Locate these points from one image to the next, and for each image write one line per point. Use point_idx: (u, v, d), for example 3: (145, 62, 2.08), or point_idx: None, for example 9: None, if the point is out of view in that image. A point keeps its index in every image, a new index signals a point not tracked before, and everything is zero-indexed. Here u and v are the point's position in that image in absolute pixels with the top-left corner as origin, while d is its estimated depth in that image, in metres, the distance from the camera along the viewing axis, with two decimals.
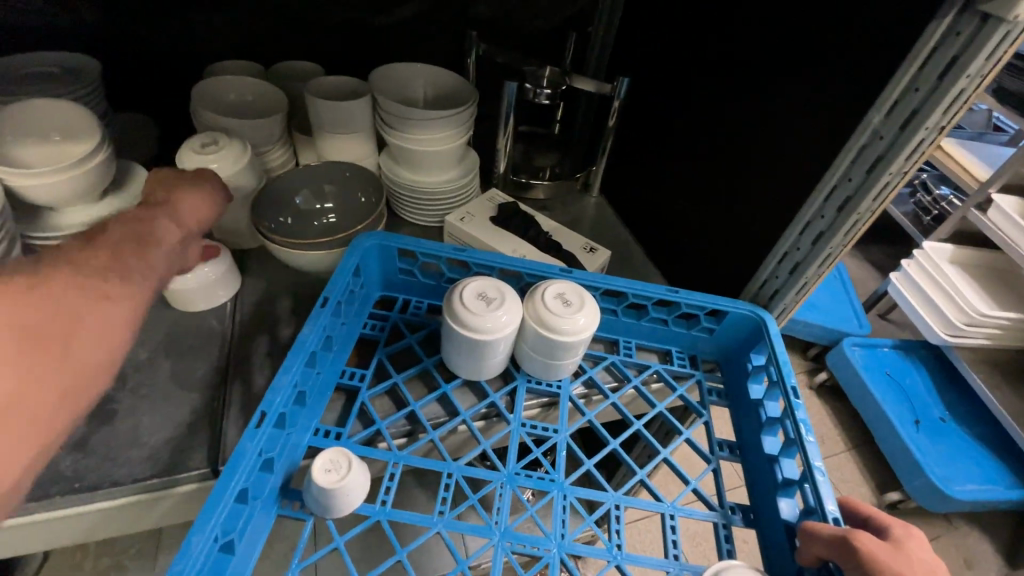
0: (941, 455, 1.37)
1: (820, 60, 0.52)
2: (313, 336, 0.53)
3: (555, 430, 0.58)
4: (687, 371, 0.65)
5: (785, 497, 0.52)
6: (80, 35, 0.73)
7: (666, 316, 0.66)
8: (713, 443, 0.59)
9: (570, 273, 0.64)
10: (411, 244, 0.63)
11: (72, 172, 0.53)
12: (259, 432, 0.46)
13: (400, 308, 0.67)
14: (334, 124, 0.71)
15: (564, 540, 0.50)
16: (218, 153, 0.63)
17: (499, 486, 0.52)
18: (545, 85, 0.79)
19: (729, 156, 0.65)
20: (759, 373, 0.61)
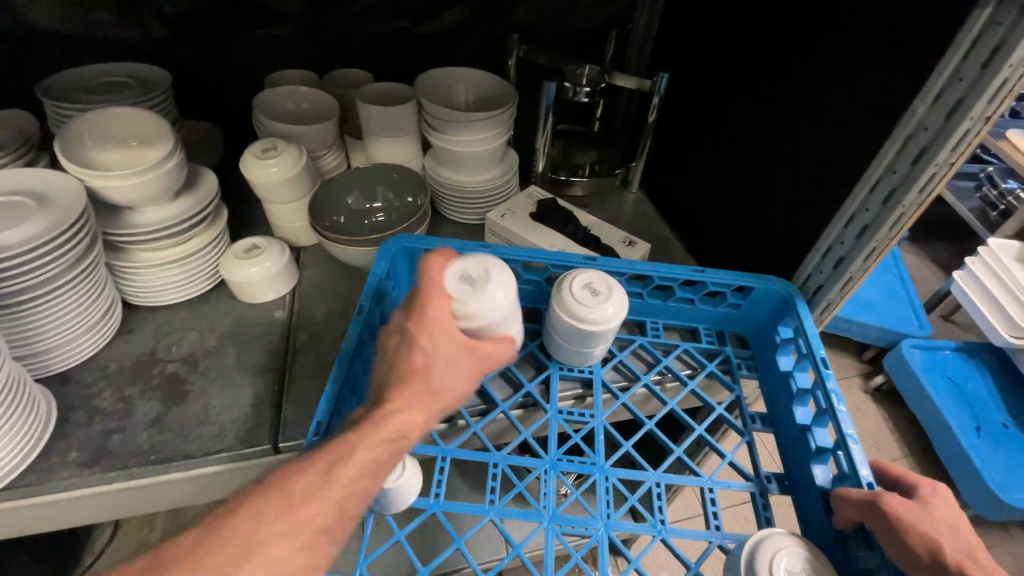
0: (1004, 462, 1.28)
1: (863, 51, 0.51)
2: (353, 342, 0.55)
3: (591, 416, 0.59)
4: (716, 346, 0.65)
5: (819, 463, 0.51)
6: (160, 53, 0.81)
7: (694, 296, 0.66)
8: (746, 417, 0.58)
9: (594, 260, 0.65)
10: (436, 245, 0.65)
11: (145, 175, 0.59)
12: (317, 438, 0.48)
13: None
14: (382, 127, 0.75)
15: (611, 520, 0.51)
16: (278, 157, 0.68)
17: (543, 472, 0.54)
18: (585, 83, 0.80)
19: (771, 151, 0.65)
20: (788, 346, 0.60)
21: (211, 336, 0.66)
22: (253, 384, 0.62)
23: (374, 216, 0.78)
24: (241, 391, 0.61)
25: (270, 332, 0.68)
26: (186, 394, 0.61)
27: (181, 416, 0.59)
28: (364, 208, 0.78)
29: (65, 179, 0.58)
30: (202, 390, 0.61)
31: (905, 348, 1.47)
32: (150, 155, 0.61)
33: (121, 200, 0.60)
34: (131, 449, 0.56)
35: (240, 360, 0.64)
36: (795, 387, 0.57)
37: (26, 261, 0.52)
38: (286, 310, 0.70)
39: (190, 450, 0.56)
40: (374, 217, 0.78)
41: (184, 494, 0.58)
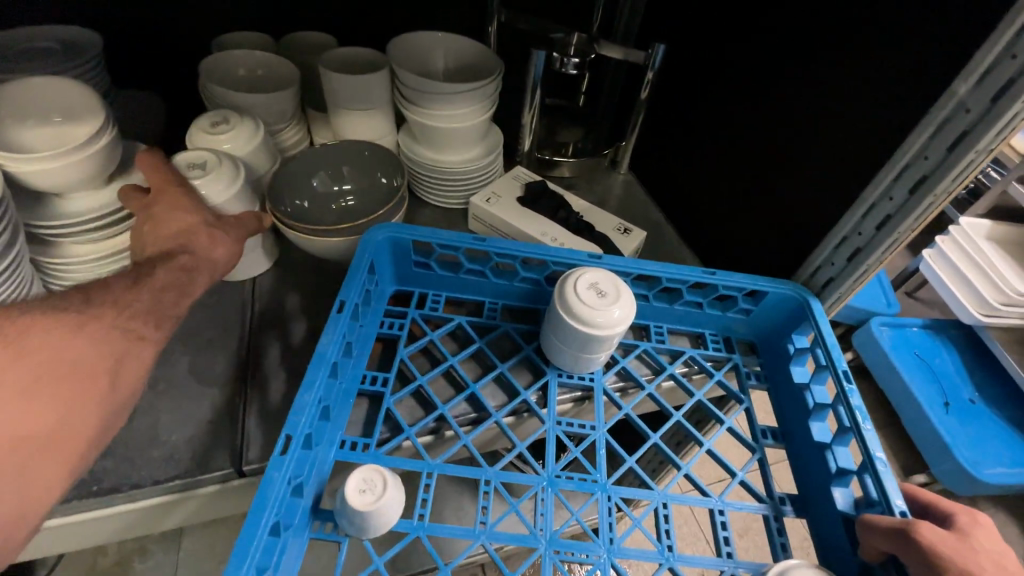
0: (970, 437, 1.33)
1: (894, 23, 0.46)
2: (334, 346, 0.50)
3: (592, 427, 0.54)
4: (723, 354, 0.62)
5: (840, 487, 0.49)
6: (80, 8, 0.69)
7: (703, 300, 0.62)
8: (756, 430, 0.55)
9: (599, 259, 0.60)
10: (426, 234, 0.59)
11: (73, 157, 0.49)
12: (287, 459, 0.43)
13: (417, 304, 0.63)
14: (350, 99, 0.67)
15: (614, 545, 0.47)
16: (230, 133, 0.59)
17: (540, 490, 0.50)
18: (573, 54, 0.73)
19: (779, 132, 0.60)
20: (803, 355, 0.58)
21: None
22: (210, 397, 0.55)
23: (344, 199, 0.70)
24: (196, 405, 0.54)
25: (228, 335, 0.60)
26: (131, 412, 0.53)
27: (125, 438, 0.51)
28: (331, 190, 0.70)
29: None
30: (150, 406, 0.53)
31: (877, 326, 1.50)
32: (75, 132, 0.52)
33: (43, 187, 0.51)
34: None
35: (194, 368, 0.57)
36: (813, 401, 0.54)
37: None
38: (245, 311, 0.62)
39: (137, 478, 0.49)
40: (344, 201, 0.69)
41: (130, 525, 0.51)
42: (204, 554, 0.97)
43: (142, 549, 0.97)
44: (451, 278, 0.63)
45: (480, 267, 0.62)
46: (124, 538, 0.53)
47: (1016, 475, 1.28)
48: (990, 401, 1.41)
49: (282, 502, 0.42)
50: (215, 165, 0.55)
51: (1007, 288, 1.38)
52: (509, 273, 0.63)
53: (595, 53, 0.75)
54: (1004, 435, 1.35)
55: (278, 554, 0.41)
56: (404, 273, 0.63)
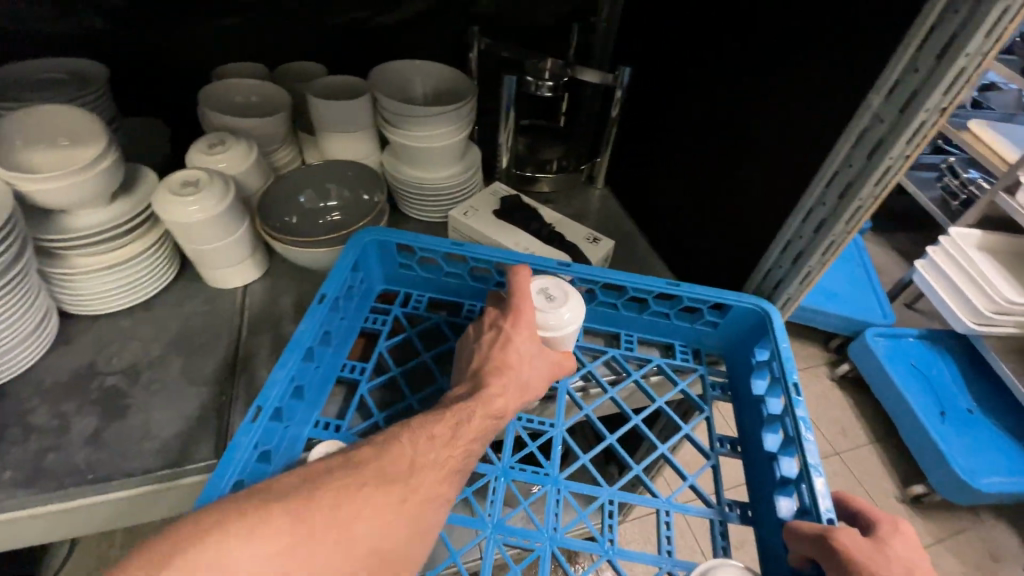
0: (966, 447, 1.33)
1: (819, 42, 0.50)
2: (308, 334, 0.55)
3: (551, 425, 0.59)
4: (689, 364, 0.65)
5: (783, 496, 0.52)
6: (94, 44, 0.76)
7: (670, 311, 0.66)
8: (713, 439, 0.59)
9: (568, 266, 0.65)
10: (410, 238, 0.64)
11: (74, 178, 0.55)
12: (255, 426, 0.48)
13: (401, 303, 0.68)
14: (336, 123, 0.72)
15: (556, 534, 0.50)
16: (226, 153, 0.65)
17: (494, 479, 0.54)
18: (547, 77, 0.79)
19: (732, 144, 0.64)
20: (762, 368, 0.61)
21: (156, 345, 0.63)
22: (199, 395, 0.59)
23: (330, 214, 0.75)
24: (186, 403, 0.58)
25: (220, 339, 0.65)
26: (127, 408, 0.57)
27: (120, 431, 0.55)
28: (318, 206, 0.75)
29: None
30: (144, 403, 0.58)
31: (870, 337, 1.50)
32: (83, 154, 0.58)
33: (52, 203, 0.57)
34: (64, 469, 0.52)
35: (185, 369, 0.61)
36: (767, 412, 0.57)
37: None
38: (237, 316, 0.67)
39: (129, 468, 0.53)
40: (330, 216, 0.75)
41: (116, 515, 0.54)
42: None
43: None
44: (432, 287, 0.69)
45: (458, 271, 0.67)
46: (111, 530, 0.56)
47: (1014, 484, 1.26)
48: (987, 411, 1.40)
49: (248, 463, 0.47)
50: (207, 182, 0.60)
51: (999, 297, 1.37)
52: (486, 277, 0.68)
53: (569, 76, 0.80)
54: (1002, 444, 1.34)
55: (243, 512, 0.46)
56: (385, 272, 0.68)
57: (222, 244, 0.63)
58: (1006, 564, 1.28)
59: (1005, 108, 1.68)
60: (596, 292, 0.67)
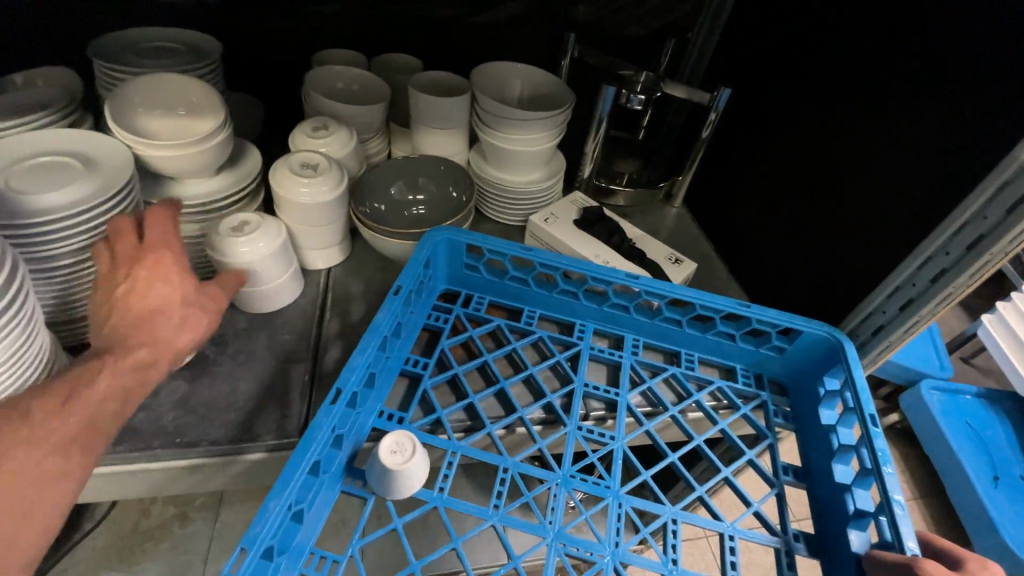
0: (1020, 516, 1.25)
1: (965, 85, 0.48)
2: (386, 322, 0.55)
3: (611, 438, 0.57)
4: (752, 391, 0.63)
5: (856, 529, 0.49)
6: (207, 19, 0.79)
7: (734, 331, 0.65)
8: (778, 467, 0.56)
9: (637, 279, 0.63)
10: (479, 239, 0.64)
11: (192, 149, 0.57)
12: (334, 408, 0.48)
13: (463, 303, 0.68)
14: (431, 118, 0.73)
15: (618, 549, 0.50)
16: (328, 138, 0.66)
17: (554, 486, 0.53)
18: (639, 90, 0.76)
19: (839, 180, 0.62)
20: (833, 399, 0.58)
21: (242, 317, 0.64)
22: (281, 371, 0.60)
23: (415, 207, 0.75)
24: (267, 377, 0.60)
25: (301, 318, 0.66)
26: (213, 375, 0.59)
27: (208, 399, 0.57)
28: (406, 198, 0.75)
29: (110, 145, 0.56)
30: (230, 373, 0.59)
31: (926, 389, 1.44)
32: (198, 127, 0.59)
33: (166, 171, 0.59)
34: (151, 429, 0.54)
35: (270, 344, 0.62)
36: (838, 443, 0.55)
37: (70, 224, 0.51)
38: (319, 296, 0.68)
39: (213, 436, 0.54)
40: (415, 209, 0.75)
41: (189, 479, 0.55)
42: (241, 527, 1.03)
43: (183, 515, 1.03)
44: (499, 293, 0.68)
45: (523, 275, 0.67)
46: (176, 492, 0.57)
47: None
48: None
49: (324, 446, 0.47)
50: (325, 168, 0.62)
51: None
52: (550, 283, 0.67)
53: (660, 91, 0.79)
54: None
55: (313, 492, 0.46)
56: (448, 268, 0.67)
57: (326, 227, 0.65)
58: None
59: None
60: (662, 307, 0.65)
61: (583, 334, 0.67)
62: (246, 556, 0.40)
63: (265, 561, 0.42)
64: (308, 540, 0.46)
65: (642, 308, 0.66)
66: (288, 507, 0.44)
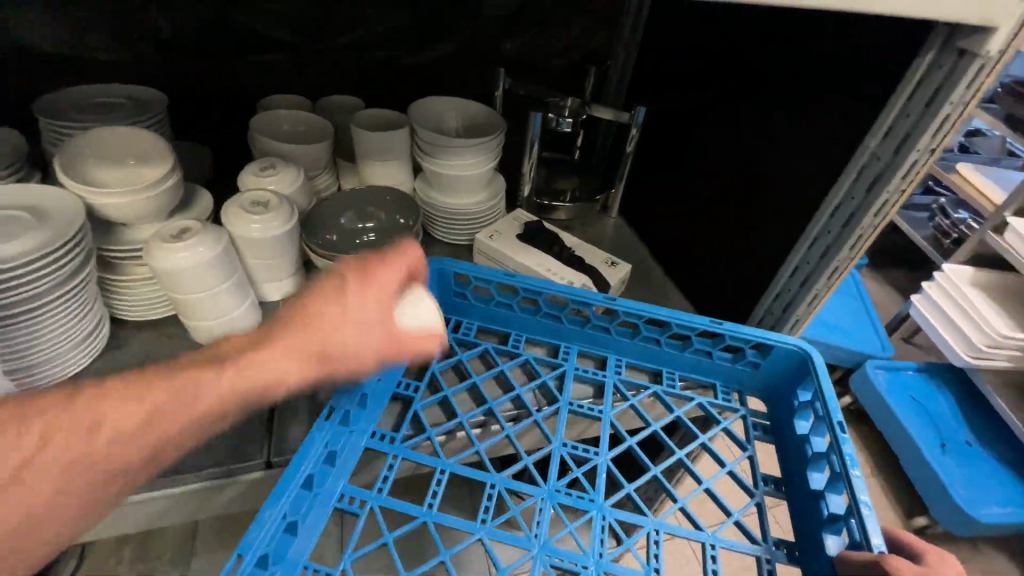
0: (966, 478, 1.34)
1: (839, 85, 0.55)
2: None
3: (595, 453, 0.59)
4: (731, 406, 0.66)
5: (832, 535, 0.52)
6: (153, 76, 0.83)
7: (711, 347, 0.68)
8: (757, 476, 0.59)
9: (613, 300, 0.67)
10: (467, 268, 0.69)
11: (141, 195, 0.60)
12: (325, 425, 0.55)
13: (455, 328, 0.73)
14: (376, 152, 0.78)
15: (602, 559, 0.52)
16: (275, 176, 0.70)
17: (540, 501, 0.56)
18: (567, 114, 0.85)
19: (742, 177, 0.70)
20: (805, 410, 0.61)
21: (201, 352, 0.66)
22: None
23: (365, 235, 0.78)
24: None
25: None
26: None
27: None
28: (355, 227, 0.78)
29: (60, 196, 0.59)
30: None
31: (869, 369, 1.54)
32: (146, 174, 0.63)
33: (117, 217, 0.61)
34: None
35: None
36: (811, 451, 0.58)
37: (24, 274, 0.53)
38: None
39: (178, 466, 0.56)
40: (365, 237, 0.77)
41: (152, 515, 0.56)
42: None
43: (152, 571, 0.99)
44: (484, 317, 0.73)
45: (508, 300, 0.71)
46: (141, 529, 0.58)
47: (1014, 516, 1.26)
48: (985, 443, 1.42)
49: (317, 462, 0.52)
50: (275, 205, 0.66)
51: (992, 330, 1.41)
52: (534, 307, 0.71)
53: (586, 114, 0.87)
54: (998, 475, 1.35)
55: (306, 506, 0.50)
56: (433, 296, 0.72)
57: (278, 260, 0.69)
58: None
59: (988, 153, 1.76)
60: (640, 327, 0.69)
61: (568, 355, 0.70)
62: (240, 562, 0.45)
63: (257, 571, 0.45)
64: (300, 558, 0.48)
65: (621, 329, 0.70)
66: (283, 517, 0.48)
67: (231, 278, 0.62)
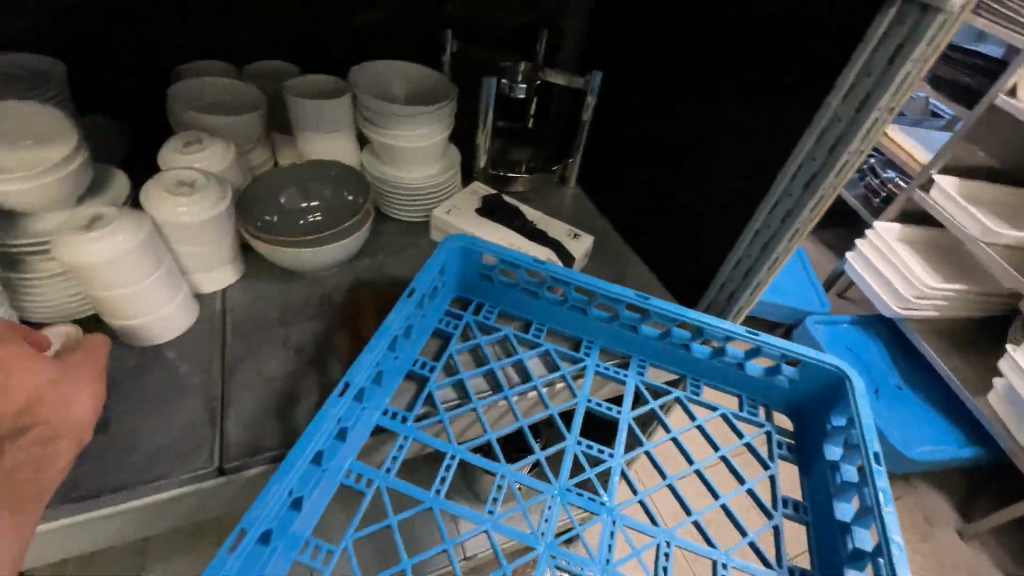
0: (899, 421, 1.45)
1: (800, 44, 0.54)
2: (397, 323, 0.55)
3: (611, 455, 0.55)
4: (756, 420, 0.59)
5: (853, 570, 0.48)
6: (40, 39, 0.72)
7: (744, 357, 0.61)
8: (777, 498, 0.52)
9: (647, 300, 0.60)
10: (492, 248, 0.63)
11: (43, 179, 0.51)
12: (341, 401, 0.49)
13: (474, 311, 0.66)
14: (317, 124, 0.72)
15: (608, 565, 0.48)
16: (202, 152, 0.63)
17: (550, 498, 0.51)
18: (521, 79, 0.80)
19: (702, 141, 0.69)
20: (838, 436, 0.55)
21: (132, 354, 0.59)
22: (190, 401, 0.57)
23: (311, 215, 0.72)
24: (171, 410, 0.56)
25: (205, 343, 0.62)
26: (108, 421, 0.54)
27: (103, 446, 0.52)
28: (298, 206, 0.72)
29: None
30: (127, 414, 0.55)
31: (811, 325, 1.63)
32: (47, 156, 0.54)
33: (14, 206, 0.52)
34: None
35: (168, 377, 0.58)
36: (839, 479, 0.52)
37: None
38: (219, 320, 0.65)
39: (116, 483, 0.50)
40: (310, 217, 0.71)
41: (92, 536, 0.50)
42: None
43: None
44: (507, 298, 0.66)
45: (533, 288, 0.65)
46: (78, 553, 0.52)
47: (940, 451, 1.39)
48: (913, 387, 1.54)
49: (328, 438, 0.48)
50: (204, 185, 0.59)
51: (920, 283, 1.52)
52: (560, 294, 0.65)
53: (541, 79, 0.82)
54: (926, 415, 1.47)
55: (314, 482, 0.47)
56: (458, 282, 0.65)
57: (214, 247, 0.62)
58: (938, 525, 1.39)
59: (913, 115, 1.86)
60: (670, 329, 0.62)
61: (589, 351, 0.64)
62: (244, 536, 0.41)
63: (261, 546, 0.42)
64: (302, 534, 0.46)
65: (649, 329, 0.63)
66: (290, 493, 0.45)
67: (159, 271, 0.56)
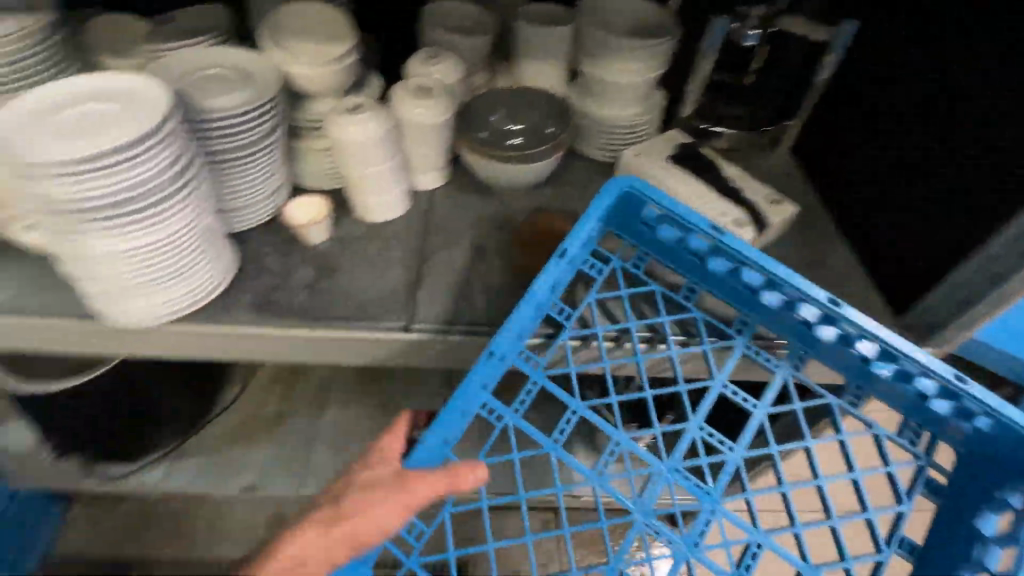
0: None
1: None
2: (546, 287, 0.53)
3: (730, 447, 0.54)
4: (910, 451, 0.55)
5: None
6: None
7: (932, 394, 0.51)
8: (892, 538, 0.53)
9: (833, 308, 0.51)
10: (665, 203, 0.54)
11: (320, 68, 0.64)
12: (484, 365, 0.53)
13: (622, 256, 0.61)
14: (539, 49, 0.76)
15: (696, 546, 0.51)
16: (439, 64, 0.70)
17: (657, 473, 0.52)
18: (754, 22, 0.75)
19: (976, 112, 0.58)
20: (1002, 505, 0.51)
21: (358, 224, 0.71)
22: (396, 271, 0.67)
23: (513, 137, 0.75)
24: (384, 275, 0.67)
25: (411, 229, 0.72)
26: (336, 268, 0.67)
27: (332, 285, 0.65)
28: (505, 127, 0.76)
29: (256, 57, 0.64)
30: (351, 266, 0.67)
31: None
32: (323, 47, 0.65)
33: (302, 88, 0.66)
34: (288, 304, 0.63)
35: (382, 246, 0.69)
36: (979, 536, 0.51)
37: (235, 121, 0.59)
38: (423, 214, 0.74)
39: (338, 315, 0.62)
40: (511, 139, 0.75)
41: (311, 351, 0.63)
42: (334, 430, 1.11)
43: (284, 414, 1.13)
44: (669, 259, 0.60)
45: (698, 256, 0.57)
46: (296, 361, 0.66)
47: None
48: None
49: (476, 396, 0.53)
50: (436, 92, 0.67)
51: None
52: (732, 269, 0.56)
53: (776, 27, 0.75)
54: None
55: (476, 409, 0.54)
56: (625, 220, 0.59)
57: (435, 148, 0.71)
58: None
59: None
60: (855, 343, 0.53)
61: (742, 328, 0.60)
62: (427, 440, 0.52)
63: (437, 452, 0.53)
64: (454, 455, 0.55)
65: (827, 335, 0.55)
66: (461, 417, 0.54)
67: (392, 158, 0.66)
